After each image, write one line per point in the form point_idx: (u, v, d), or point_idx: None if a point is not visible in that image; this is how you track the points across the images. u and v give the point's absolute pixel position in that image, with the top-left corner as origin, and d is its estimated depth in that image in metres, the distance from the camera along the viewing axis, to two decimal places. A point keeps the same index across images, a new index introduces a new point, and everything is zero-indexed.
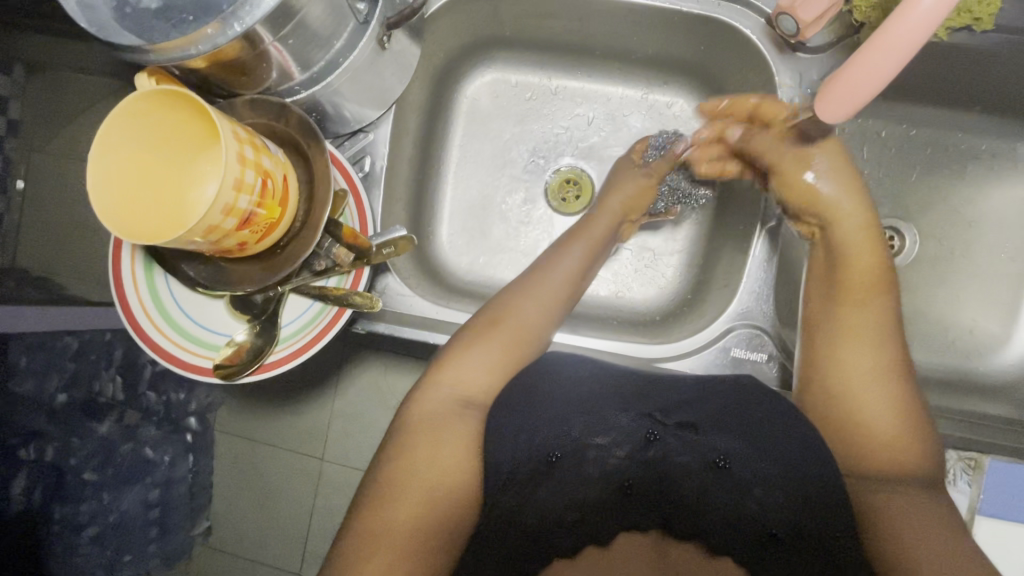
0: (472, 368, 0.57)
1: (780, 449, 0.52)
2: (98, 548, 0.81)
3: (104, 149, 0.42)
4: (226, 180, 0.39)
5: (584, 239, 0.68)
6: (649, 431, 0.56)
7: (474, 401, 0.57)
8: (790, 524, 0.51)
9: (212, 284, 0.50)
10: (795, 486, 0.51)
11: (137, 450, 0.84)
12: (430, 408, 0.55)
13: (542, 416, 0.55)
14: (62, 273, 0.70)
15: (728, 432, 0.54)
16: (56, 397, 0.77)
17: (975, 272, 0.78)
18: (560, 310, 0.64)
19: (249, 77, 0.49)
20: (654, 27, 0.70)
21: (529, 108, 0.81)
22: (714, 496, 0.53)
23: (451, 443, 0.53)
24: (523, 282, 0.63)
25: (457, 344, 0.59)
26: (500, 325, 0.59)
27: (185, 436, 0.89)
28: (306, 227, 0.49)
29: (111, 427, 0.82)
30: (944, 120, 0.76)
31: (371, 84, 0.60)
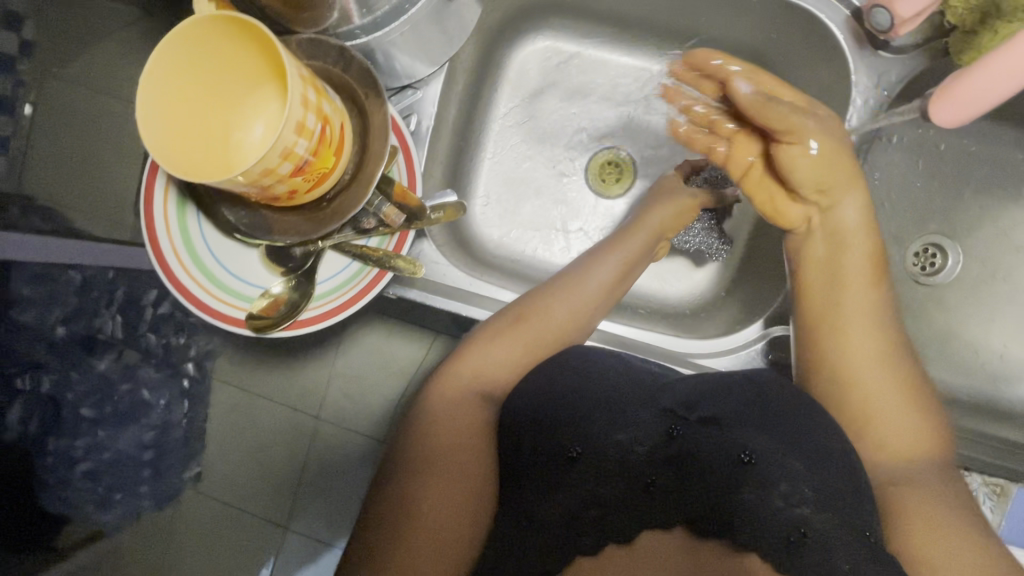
0: (494, 366, 0.58)
1: (802, 442, 0.51)
2: (91, 484, 0.79)
3: (155, 72, 0.38)
4: (288, 121, 0.37)
5: (618, 250, 0.64)
6: (671, 426, 0.53)
7: (495, 396, 0.57)
8: (821, 527, 0.48)
9: (252, 232, 0.47)
10: (820, 482, 0.49)
11: (135, 392, 0.82)
12: (446, 398, 0.56)
13: (561, 404, 0.54)
14: (68, 204, 0.68)
15: (753, 427, 0.52)
16: (56, 330, 0.72)
17: (1015, 298, 0.76)
18: (590, 316, 0.62)
19: (308, 13, 0.46)
20: (724, 8, 0.67)
21: (579, 82, 0.78)
22: (743, 493, 0.50)
23: (468, 431, 0.54)
24: (552, 284, 0.62)
25: (479, 337, 0.59)
26: (527, 323, 0.59)
27: (182, 381, 0.88)
28: (356, 181, 0.46)
29: (109, 365, 0.79)
30: (1008, 139, 0.74)
31: (429, 37, 0.57)
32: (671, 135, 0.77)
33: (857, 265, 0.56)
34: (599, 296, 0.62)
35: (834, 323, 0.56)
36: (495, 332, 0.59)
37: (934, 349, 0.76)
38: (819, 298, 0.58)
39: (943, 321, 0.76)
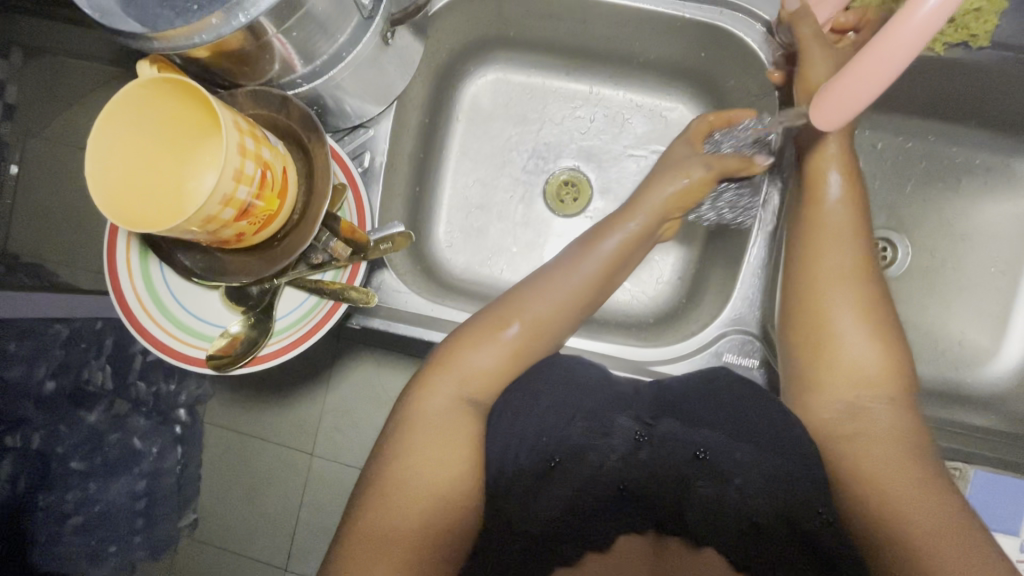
0: (481, 371, 0.57)
1: (756, 432, 0.54)
2: (82, 537, 0.80)
3: (102, 136, 0.41)
4: (226, 170, 0.39)
5: (598, 249, 0.62)
6: (638, 433, 0.54)
7: (481, 402, 0.56)
8: (775, 514, 0.50)
9: (207, 275, 0.50)
10: (774, 467, 0.51)
11: (126, 441, 0.84)
12: (430, 409, 0.55)
13: (547, 417, 0.55)
14: (51, 258, 0.73)
15: (705, 425, 0.54)
16: (45, 385, 0.76)
17: (968, 285, 0.79)
18: (577, 313, 0.62)
19: (251, 67, 0.49)
20: (656, 32, 0.71)
21: (529, 109, 0.82)
22: (699, 489, 0.52)
23: (460, 444, 0.53)
24: (530, 283, 0.61)
25: (464, 342, 0.58)
26: (508, 325, 0.59)
27: (174, 428, 0.89)
28: (304, 221, 0.49)
29: (100, 416, 0.82)
30: (939, 134, 0.77)
31: (372, 79, 0.60)
32: (622, 152, 0.80)
33: (839, 270, 0.58)
34: (589, 288, 0.61)
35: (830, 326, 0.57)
36: (475, 336, 0.58)
37: None
38: (806, 294, 0.59)
39: (903, 312, 0.78)
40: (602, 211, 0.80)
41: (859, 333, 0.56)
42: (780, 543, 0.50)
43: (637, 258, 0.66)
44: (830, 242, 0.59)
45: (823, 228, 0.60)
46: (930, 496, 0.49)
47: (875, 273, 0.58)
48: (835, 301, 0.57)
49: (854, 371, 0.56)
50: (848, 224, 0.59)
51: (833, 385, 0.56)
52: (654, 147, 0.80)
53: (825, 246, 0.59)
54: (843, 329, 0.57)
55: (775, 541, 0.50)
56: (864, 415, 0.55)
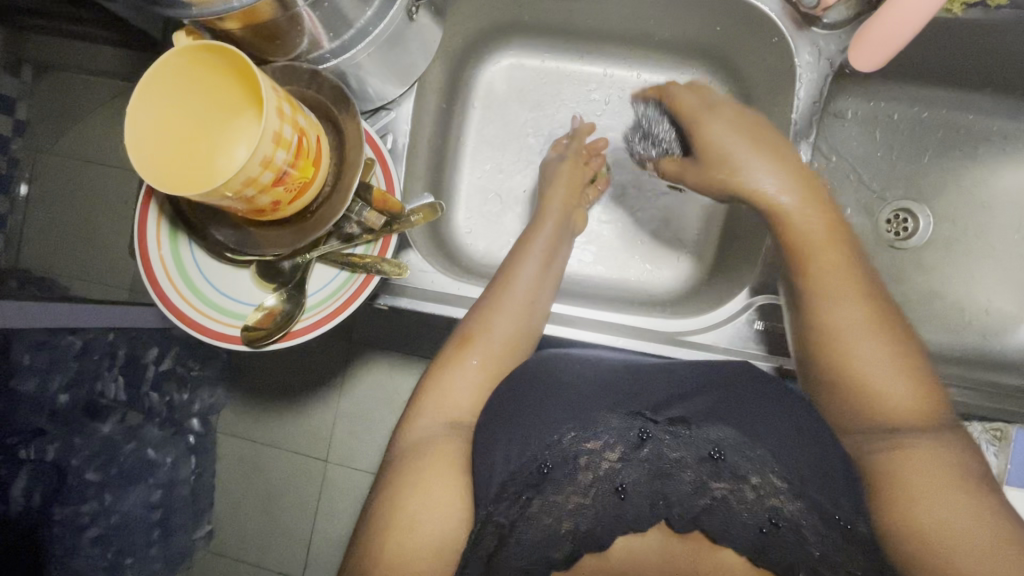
0: (456, 391, 0.59)
1: (768, 433, 0.53)
2: (99, 550, 0.83)
3: (142, 105, 0.42)
4: (266, 132, 0.40)
5: (528, 258, 0.66)
6: (641, 430, 0.55)
7: (463, 422, 0.58)
8: (793, 519, 0.50)
9: (242, 249, 0.50)
10: (790, 467, 0.51)
11: (140, 451, 0.86)
12: (417, 436, 0.56)
13: (530, 422, 0.55)
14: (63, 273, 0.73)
15: (722, 421, 0.54)
16: (58, 398, 0.77)
17: (991, 252, 0.78)
18: (535, 319, 0.64)
19: (279, 42, 0.50)
20: (668, 9, 0.72)
21: (545, 93, 0.82)
22: (715, 487, 0.53)
23: (441, 476, 0.53)
24: (489, 300, 0.63)
25: (440, 367, 0.60)
26: (475, 342, 0.61)
27: (187, 437, 0.92)
28: (337, 192, 0.49)
29: (114, 427, 0.84)
30: (955, 101, 0.77)
31: (395, 59, 0.61)
32: None
33: (840, 297, 0.54)
34: (535, 290, 0.65)
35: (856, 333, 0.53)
36: (445, 361, 0.60)
37: (923, 311, 0.77)
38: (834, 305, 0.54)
39: (927, 284, 0.78)
40: (619, 192, 0.81)
41: (886, 348, 0.53)
42: (798, 544, 0.50)
43: (565, 254, 0.71)
44: (818, 268, 0.55)
45: (803, 250, 0.57)
46: (948, 482, 0.48)
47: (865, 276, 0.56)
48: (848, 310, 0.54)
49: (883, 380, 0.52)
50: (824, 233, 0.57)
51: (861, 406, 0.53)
52: None
53: (820, 279, 0.55)
54: (851, 347, 0.53)
55: (794, 543, 0.50)
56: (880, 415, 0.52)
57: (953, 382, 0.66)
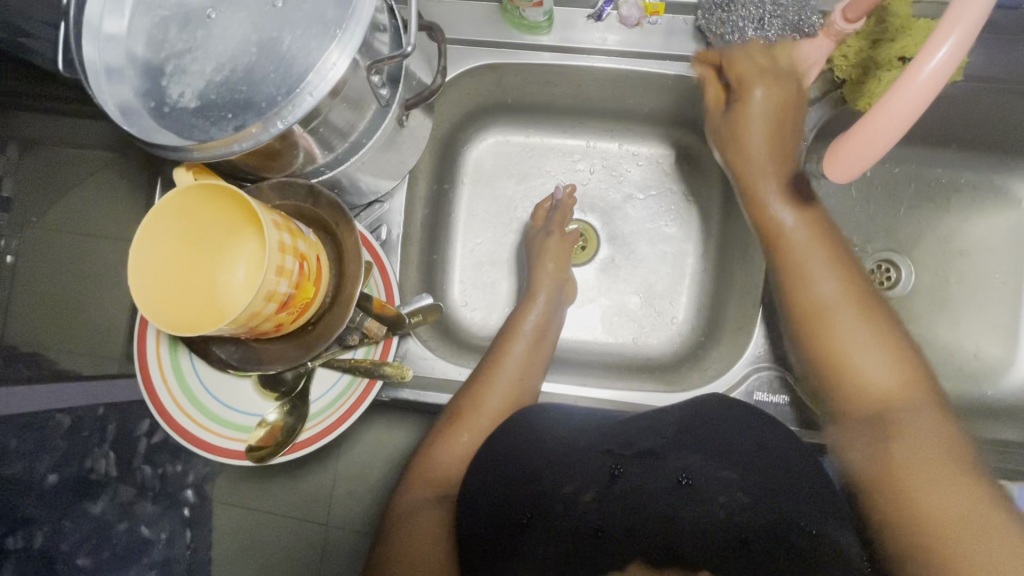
0: (448, 463, 0.62)
1: (736, 449, 0.55)
2: None
3: (143, 243, 0.42)
4: (269, 267, 0.40)
5: (517, 338, 0.69)
6: (613, 466, 0.57)
7: (450, 493, 0.61)
8: (756, 525, 0.53)
9: (245, 366, 0.50)
10: (755, 482, 0.54)
11: (132, 529, 0.79)
12: (405, 506, 0.61)
13: (510, 469, 0.59)
14: (52, 346, 0.65)
15: (687, 449, 0.57)
16: (46, 478, 0.67)
17: (972, 297, 0.81)
18: (528, 391, 0.66)
19: (277, 161, 0.51)
20: (647, 89, 0.74)
21: (531, 167, 0.84)
22: (682, 513, 0.56)
23: (423, 536, 0.58)
24: (481, 374, 0.66)
25: (432, 442, 0.64)
26: (466, 417, 0.64)
27: (182, 510, 0.88)
28: (338, 302, 0.50)
29: (105, 506, 0.75)
30: (925, 158, 0.81)
31: (388, 160, 0.62)
32: (625, 198, 0.83)
33: (829, 279, 0.57)
34: (524, 361, 0.67)
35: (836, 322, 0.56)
36: (439, 436, 0.63)
37: None
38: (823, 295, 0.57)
39: (915, 329, 0.80)
40: (611, 257, 0.82)
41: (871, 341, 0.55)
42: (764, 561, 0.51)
43: (557, 325, 0.73)
44: (809, 261, 0.58)
45: (798, 251, 0.58)
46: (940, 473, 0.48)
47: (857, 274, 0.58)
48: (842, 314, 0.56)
49: (875, 362, 0.54)
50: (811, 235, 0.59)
51: (845, 387, 0.54)
52: (653, 193, 0.83)
53: (811, 267, 0.58)
54: (841, 337, 0.55)
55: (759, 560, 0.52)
56: (862, 393, 0.54)
57: None
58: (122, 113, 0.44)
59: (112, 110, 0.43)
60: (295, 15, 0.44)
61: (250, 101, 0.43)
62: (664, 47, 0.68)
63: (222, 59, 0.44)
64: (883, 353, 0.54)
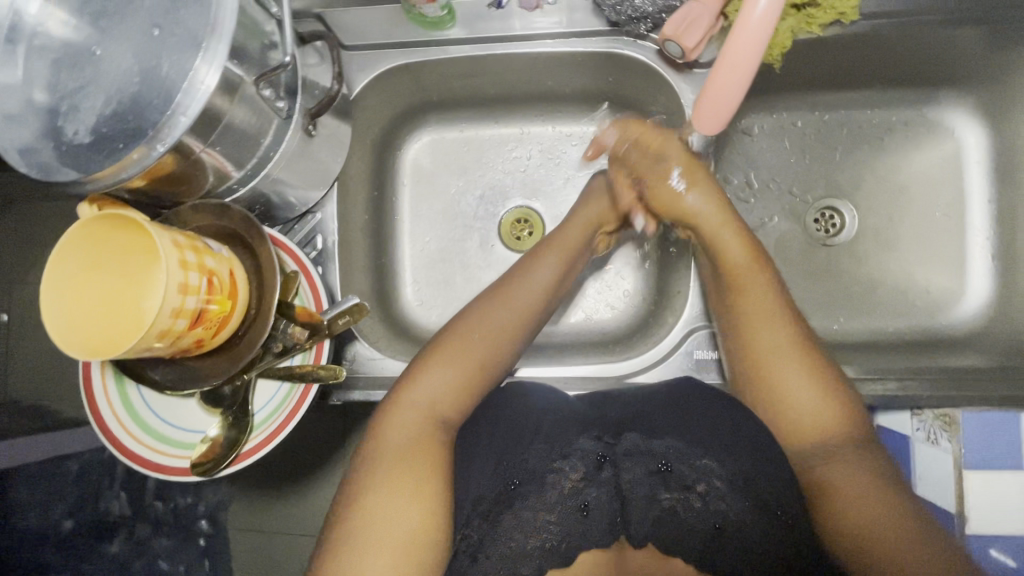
0: (440, 386, 0.58)
1: (697, 431, 0.55)
2: None
3: (53, 278, 0.44)
4: (170, 286, 0.42)
5: (545, 260, 0.67)
6: (601, 454, 0.55)
7: (445, 419, 0.57)
8: (732, 519, 0.51)
9: (180, 384, 0.52)
10: (737, 462, 0.53)
11: (152, 563, 0.82)
12: (388, 438, 0.55)
13: (506, 445, 0.55)
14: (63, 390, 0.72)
15: (665, 434, 0.55)
16: (63, 524, 0.74)
17: (917, 232, 0.81)
18: (532, 324, 0.64)
19: (187, 184, 0.53)
20: (563, 68, 0.75)
21: (469, 159, 0.85)
22: (664, 498, 0.53)
23: (417, 471, 0.53)
24: (490, 299, 0.63)
25: (420, 366, 0.59)
26: (464, 345, 0.60)
27: (198, 540, 0.89)
28: (261, 314, 0.51)
29: (121, 545, 0.80)
30: (852, 101, 0.81)
31: (309, 169, 0.64)
32: (565, 180, 0.84)
33: (773, 334, 0.58)
34: (541, 294, 0.65)
35: (749, 317, 0.59)
36: (437, 358, 0.59)
37: (869, 299, 0.80)
38: (734, 294, 0.62)
39: (864, 273, 0.80)
40: None
41: (784, 341, 0.57)
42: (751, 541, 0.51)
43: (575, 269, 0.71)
44: (749, 284, 0.60)
45: (735, 282, 0.61)
46: (868, 491, 0.51)
47: (767, 264, 0.61)
48: (752, 313, 0.59)
49: (806, 400, 0.55)
50: (751, 263, 0.61)
51: (781, 402, 0.56)
52: (592, 171, 0.84)
53: (748, 291, 0.60)
54: (785, 387, 0.56)
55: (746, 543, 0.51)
56: (806, 427, 0.55)
57: (898, 374, 0.67)
58: (22, 155, 0.46)
59: (13, 154, 0.45)
60: (171, 40, 0.45)
61: (138, 128, 0.44)
62: (569, 26, 0.70)
63: (110, 92, 0.46)
64: (815, 396, 0.56)
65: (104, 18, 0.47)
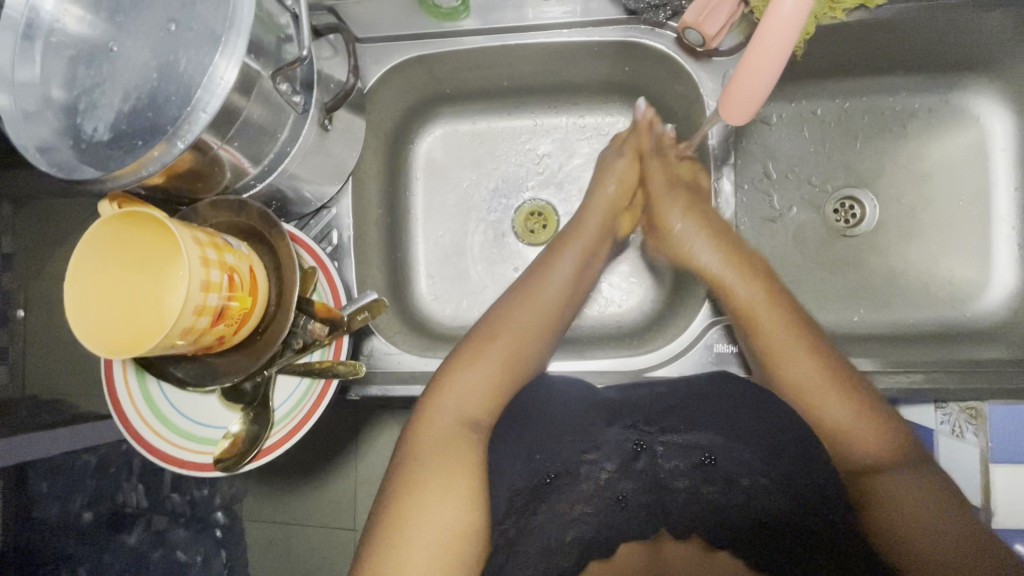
0: (472, 383, 0.60)
1: (744, 425, 0.55)
2: None
3: (77, 275, 0.44)
4: (192, 283, 0.42)
5: (574, 245, 0.70)
6: (637, 441, 0.57)
7: (478, 422, 0.59)
8: (780, 512, 0.52)
9: (200, 381, 0.52)
10: (780, 463, 0.53)
11: (169, 555, 0.81)
12: (424, 442, 0.57)
13: (537, 439, 0.57)
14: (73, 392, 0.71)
15: (706, 428, 0.56)
16: (82, 516, 0.76)
17: (941, 222, 0.79)
18: (557, 321, 0.66)
19: (203, 181, 0.53)
20: (579, 58, 0.74)
21: (482, 152, 0.84)
22: (706, 491, 0.56)
23: (453, 471, 0.55)
24: (512, 296, 0.66)
25: (448, 371, 0.61)
26: (496, 338, 0.62)
27: (214, 531, 0.86)
28: (281, 310, 0.51)
29: (140, 537, 0.80)
30: (874, 88, 0.79)
31: (325, 163, 0.63)
32: (580, 172, 0.83)
33: (779, 324, 0.61)
34: (563, 291, 0.67)
35: (757, 303, 0.63)
36: (467, 357, 0.61)
37: (889, 291, 0.78)
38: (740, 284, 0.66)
39: (885, 265, 0.79)
40: None
41: (787, 320, 0.61)
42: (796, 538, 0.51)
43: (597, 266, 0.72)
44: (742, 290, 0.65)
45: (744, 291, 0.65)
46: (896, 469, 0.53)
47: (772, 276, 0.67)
48: (756, 294, 0.64)
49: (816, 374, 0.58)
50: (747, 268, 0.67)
51: (796, 376, 0.58)
52: None
53: (754, 294, 0.64)
54: (791, 358, 0.59)
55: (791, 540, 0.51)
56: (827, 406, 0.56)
57: (921, 367, 0.66)
58: (42, 152, 0.45)
59: (31, 151, 0.45)
60: (188, 35, 0.45)
61: (157, 125, 0.44)
62: (585, 15, 0.68)
63: (127, 89, 0.45)
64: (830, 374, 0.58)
65: (119, 13, 0.47)
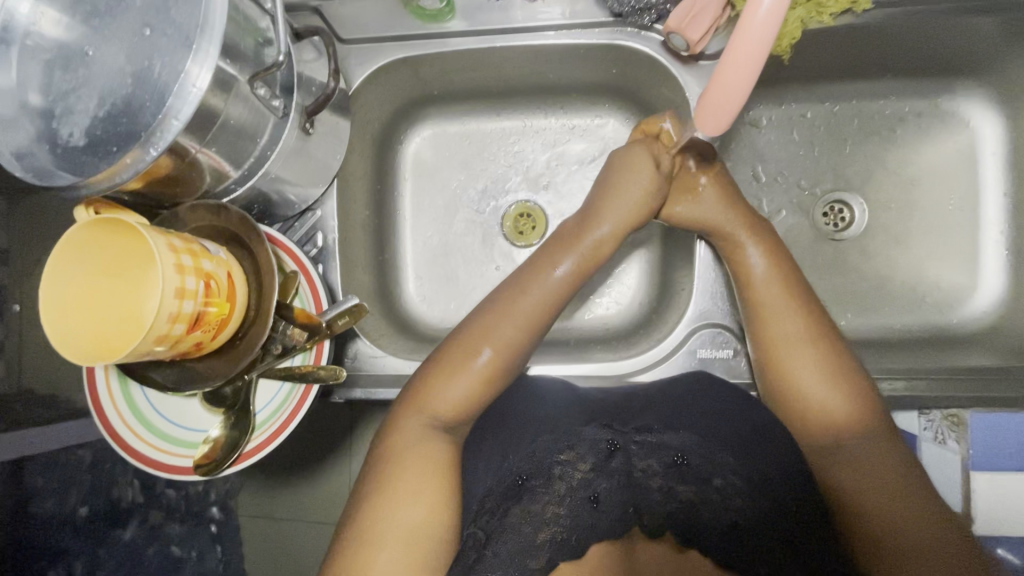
0: (454, 395, 0.57)
1: (713, 425, 0.57)
2: None
3: (53, 282, 0.44)
4: (166, 291, 0.43)
5: (570, 248, 0.64)
6: (611, 440, 0.58)
7: (456, 426, 0.58)
8: (748, 514, 0.53)
9: (180, 386, 0.52)
10: (749, 467, 0.55)
11: (164, 550, 0.81)
12: (401, 438, 0.56)
13: (512, 439, 0.59)
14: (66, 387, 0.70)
15: (681, 431, 0.57)
16: (79, 510, 0.74)
17: (929, 227, 0.79)
18: (539, 332, 0.62)
19: (182, 185, 0.53)
20: (566, 60, 0.73)
21: (470, 153, 0.84)
22: (680, 490, 0.56)
23: (426, 470, 0.54)
24: (499, 300, 0.62)
25: (433, 370, 0.59)
26: (478, 342, 0.60)
27: (209, 526, 0.88)
28: (259, 316, 0.51)
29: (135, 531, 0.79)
30: (864, 91, 0.78)
31: (308, 166, 0.63)
32: (568, 174, 0.83)
33: (794, 333, 0.59)
34: (554, 296, 0.62)
35: (771, 309, 0.61)
36: (454, 360, 0.59)
37: (877, 295, 0.78)
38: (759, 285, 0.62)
39: (873, 268, 0.79)
40: None
41: (796, 329, 0.60)
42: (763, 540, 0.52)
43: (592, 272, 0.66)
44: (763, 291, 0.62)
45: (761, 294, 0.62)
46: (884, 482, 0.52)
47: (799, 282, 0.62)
48: (771, 303, 0.61)
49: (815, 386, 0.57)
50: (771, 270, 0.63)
51: (793, 389, 0.58)
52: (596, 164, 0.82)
53: (768, 299, 0.61)
54: (795, 368, 0.58)
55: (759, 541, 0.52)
56: (819, 416, 0.56)
57: (904, 373, 0.66)
58: (19, 157, 0.45)
59: (8, 157, 0.45)
60: (164, 40, 0.45)
61: (132, 131, 0.44)
62: (572, 17, 0.68)
63: (104, 93, 0.45)
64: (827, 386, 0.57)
65: (96, 17, 0.46)
